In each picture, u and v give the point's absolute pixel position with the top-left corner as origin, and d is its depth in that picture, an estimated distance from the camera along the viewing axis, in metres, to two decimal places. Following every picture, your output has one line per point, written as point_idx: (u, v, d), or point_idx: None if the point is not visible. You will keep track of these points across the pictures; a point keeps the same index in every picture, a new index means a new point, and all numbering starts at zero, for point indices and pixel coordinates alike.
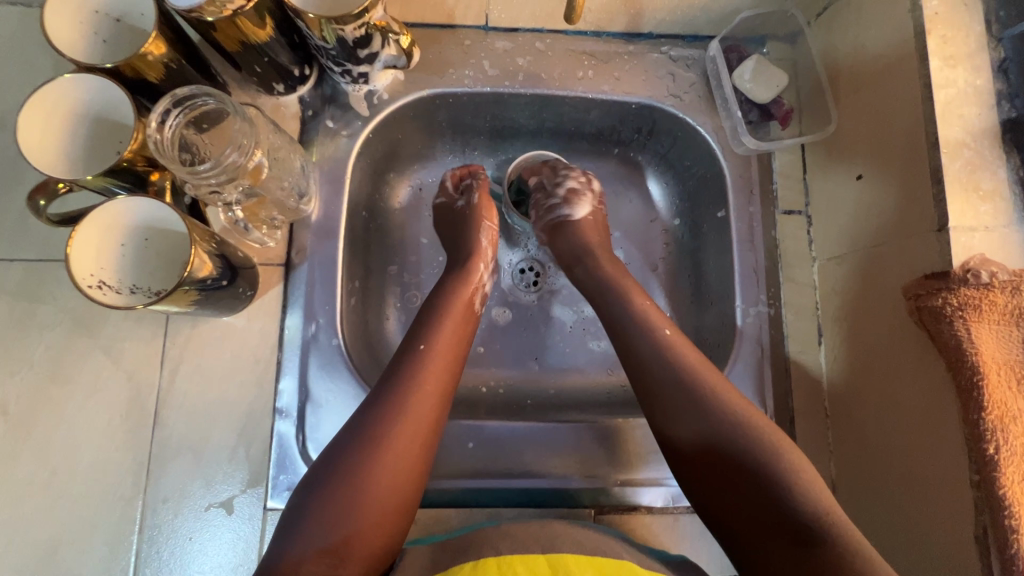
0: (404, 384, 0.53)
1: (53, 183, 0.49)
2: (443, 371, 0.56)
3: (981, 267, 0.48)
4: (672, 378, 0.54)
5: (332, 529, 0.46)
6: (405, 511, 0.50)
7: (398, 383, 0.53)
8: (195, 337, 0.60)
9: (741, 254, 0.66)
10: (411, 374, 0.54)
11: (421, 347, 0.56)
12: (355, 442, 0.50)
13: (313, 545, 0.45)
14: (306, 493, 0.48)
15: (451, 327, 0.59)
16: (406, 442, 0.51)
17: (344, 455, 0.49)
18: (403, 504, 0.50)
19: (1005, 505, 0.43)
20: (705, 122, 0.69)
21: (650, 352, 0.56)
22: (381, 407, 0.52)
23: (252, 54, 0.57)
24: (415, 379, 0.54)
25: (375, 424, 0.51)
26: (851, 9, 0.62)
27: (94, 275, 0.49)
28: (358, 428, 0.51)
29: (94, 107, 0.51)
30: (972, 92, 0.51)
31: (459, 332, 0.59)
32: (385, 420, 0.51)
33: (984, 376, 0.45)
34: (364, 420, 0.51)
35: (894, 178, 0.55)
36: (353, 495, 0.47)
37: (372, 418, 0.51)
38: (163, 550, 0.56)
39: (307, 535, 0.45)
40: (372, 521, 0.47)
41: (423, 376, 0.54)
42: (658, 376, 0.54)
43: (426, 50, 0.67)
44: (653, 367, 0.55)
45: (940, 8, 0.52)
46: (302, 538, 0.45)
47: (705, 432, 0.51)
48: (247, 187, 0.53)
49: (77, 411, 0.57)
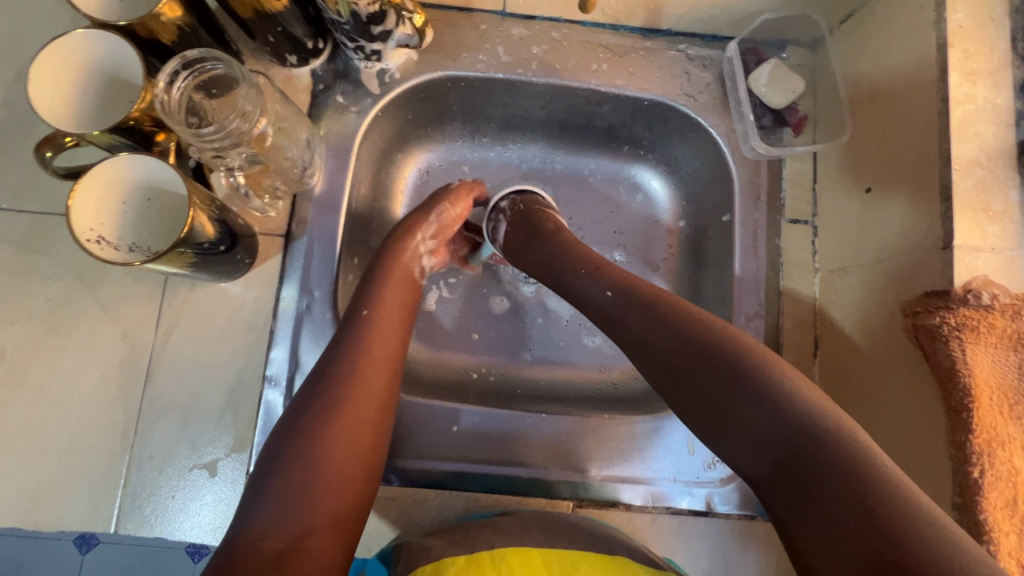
0: (347, 356, 0.53)
1: (61, 136, 0.49)
2: (385, 340, 0.56)
3: (983, 289, 0.47)
4: (668, 330, 0.50)
5: (291, 510, 0.45)
6: (365, 482, 0.50)
7: (337, 355, 0.53)
8: (192, 300, 0.61)
9: (742, 259, 0.66)
10: (349, 344, 0.54)
11: (362, 314, 0.57)
12: (312, 409, 0.50)
13: (274, 526, 0.44)
14: (260, 475, 0.47)
15: (393, 298, 0.60)
16: (358, 416, 0.51)
17: (303, 421, 0.49)
18: (361, 480, 0.50)
19: (985, 530, 0.43)
20: (717, 124, 0.68)
21: (633, 316, 0.53)
22: (326, 381, 0.51)
23: (267, 23, 0.57)
24: (357, 348, 0.54)
25: (322, 400, 0.50)
26: (875, 18, 0.60)
27: (95, 229, 0.50)
28: (306, 405, 0.50)
29: (107, 65, 0.51)
30: (991, 110, 0.50)
31: (400, 305, 0.60)
32: (340, 384, 0.51)
33: (975, 399, 0.44)
34: (319, 386, 0.51)
35: (903, 192, 0.54)
36: (310, 475, 0.47)
37: (321, 395, 0.50)
38: (145, 506, 0.57)
39: (270, 505, 0.45)
40: (332, 500, 0.47)
41: (365, 344, 0.54)
42: (651, 333, 0.51)
43: (441, 31, 0.67)
44: (641, 326, 0.52)
45: (966, 22, 0.51)
46: (265, 507, 0.45)
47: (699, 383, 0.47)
48: (251, 154, 0.54)
49: (72, 363, 0.59)
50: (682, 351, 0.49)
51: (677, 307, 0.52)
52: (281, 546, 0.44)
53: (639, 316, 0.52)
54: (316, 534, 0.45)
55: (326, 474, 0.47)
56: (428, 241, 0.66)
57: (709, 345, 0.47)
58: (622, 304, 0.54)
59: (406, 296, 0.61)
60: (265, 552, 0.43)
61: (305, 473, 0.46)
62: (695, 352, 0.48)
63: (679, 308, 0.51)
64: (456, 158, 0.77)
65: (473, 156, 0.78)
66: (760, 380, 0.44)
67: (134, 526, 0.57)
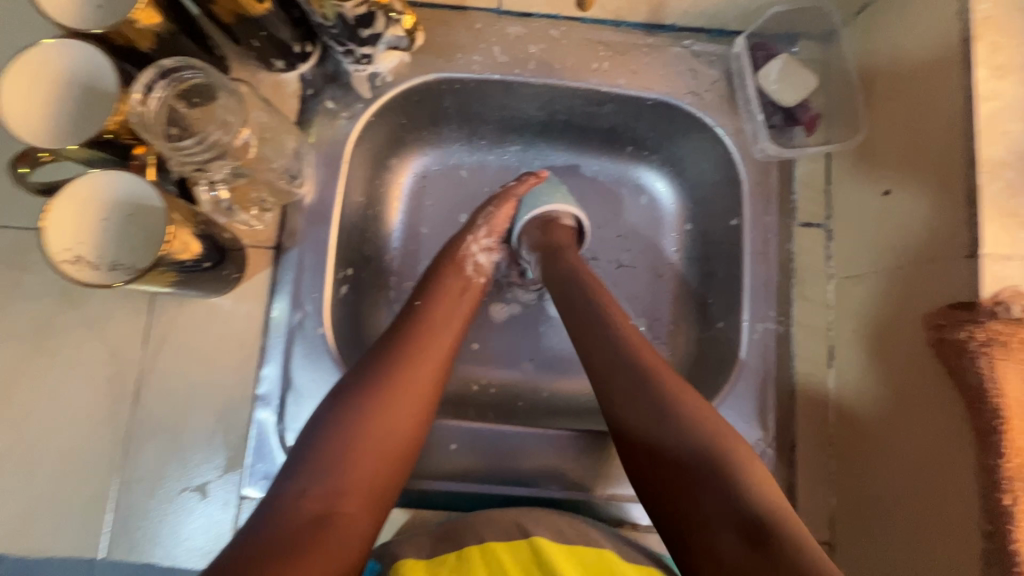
0: (408, 339, 0.55)
1: (36, 152, 0.48)
2: (443, 328, 0.57)
3: (1014, 300, 0.43)
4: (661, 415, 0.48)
5: (332, 474, 0.47)
6: (403, 464, 0.51)
7: (399, 337, 0.55)
8: (180, 316, 0.59)
9: (752, 265, 0.63)
10: (411, 330, 0.56)
11: (416, 304, 0.58)
12: (358, 388, 0.51)
13: (313, 488, 0.46)
14: (301, 447, 0.48)
15: (452, 286, 0.60)
16: (412, 394, 0.52)
17: (350, 398, 0.50)
18: (402, 456, 0.50)
19: (1017, 561, 0.40)
20: (724, 124, 0.64)
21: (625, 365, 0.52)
22: (383, 359, 0.53)
23: (250, 28, 0.54)
24: (418, 333, 0.55)
25: (377, 375, 0.52)
26: (893, 10, 0.57)
27: (70, 249, 0.48)
28: (359, 379, 0.52)
29: (81, 74, 0.49)
30: (1022, 107, 0.46)
31: (457, 291, 0.60)
32: (391, 370, 0.52)
33: (1005, 420, 0.41)
34: (369, 369, 0.52)
35: (925, 196, 0.51)
36: (354, 441, 0.48)
37: (377, 370, 0.52)
38: (135, 530, 0.55)
39: (308, 473, 0.47)
40: (370, 470, 0.48)
41: (423, 330, 0.56)
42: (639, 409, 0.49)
43: (434, 32, 0.64)
44: (623, 397, 0.50)
45: (991, 13, 0.48)
46: (302, 475, 0.46)
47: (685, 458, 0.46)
48: (235, 167, 0.52)
49: (57, 382, 0.57)
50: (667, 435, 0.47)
51: (671, 385, 0.50)
52: (318, 507, 0.45)
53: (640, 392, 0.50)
54: (351, 502, 0.46)
55: (372, 442, 0.49)
56: (482, 241, 0.65)
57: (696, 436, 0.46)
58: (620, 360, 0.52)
59: (464, 283, 0.61)
60: (305, 510, 0.45)
61: (345, 441, 0.48)
62: (682, 439, 0.47)
63: (681, 396, 0.49)
64: (453, 162, 0.75)
65: (471, 160, 0.75)
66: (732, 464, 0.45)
67: (124, 550, 0.55)
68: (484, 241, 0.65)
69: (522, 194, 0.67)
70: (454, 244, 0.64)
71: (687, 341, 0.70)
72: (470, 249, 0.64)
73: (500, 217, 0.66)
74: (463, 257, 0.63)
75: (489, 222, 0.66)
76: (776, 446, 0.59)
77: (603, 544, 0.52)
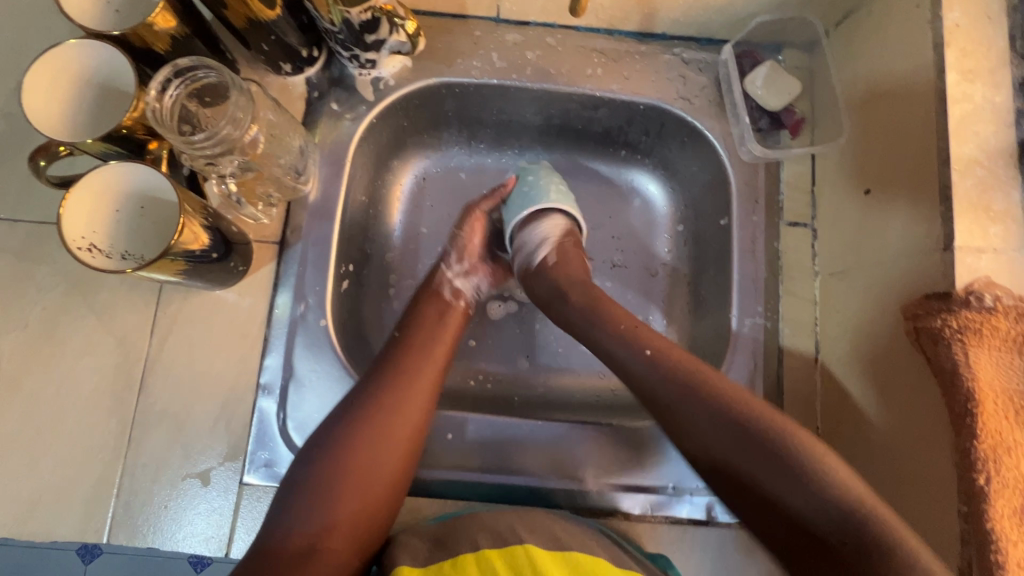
0: (387, 370, 0.56)
1: (55, 146, 0.50)
2: (422, 356, 0.58)
3: (985, 290, 0.46)
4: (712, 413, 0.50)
5: (318, 508, 0.49)
6: (391, 496, 0.52)
7: (378, 367, 0.56)
8: (186, 307, 0.61)
9: (741, 263, 0.65)
10: (390, 359, 0.57)
11: (397, 334, 0.60)
12: (340, 422, 0.52)
13: (299, 522, 0.48)
14: (289, 479, 0.50)
15: (432, 314, 0.62)
16: (392, 426, 0.53)
17: (332, 433, 0.52)
18: (387, 487, 0.52)
19: (992, 539, 0.41)
20: (713, 127, 0.67)
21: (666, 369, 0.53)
22: (362, 391, 0.54)
23: (260, 32, 0.57)
24: (399, 362, 0.57)
25: (359, 408, 0.53)
26: (873, 19, 0.60)
27: (85, 237, 0.51)
28: (342, 412, 0.53)
29: (101, 75, 0.52)
30: (990, 109, 0.49)
31: (437, 318, 0.62)
32: (371, 403, 0.53)
33: (979, 403, 0.43)
34: (349, 403, 0.54)
35: (903, 193, 0.53)
36: (337, 476, 0.50)
37: (357, 403, 0.54)
38: (138, 516, 0.56)
39: (294, 511, 0.48)
40: (355, 502, 0.50)
41: (402, 361, 0.57)
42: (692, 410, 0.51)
43: (435, 38, 0.67)
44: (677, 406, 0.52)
45: (962, 21, 0.50)
46: (290, 513, 0.48)
47: (746, 453, 0.48)
48: (243, 161, 0.54)
49: (66, 371, 0.59)
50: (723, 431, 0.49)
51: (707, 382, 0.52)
52: (304, 542, 0.47)
53: (680, 405, 0.51)
54: (337, 537, 0.48)
55: (354, 476, 0.50)
56: (456, 267, 0.67)
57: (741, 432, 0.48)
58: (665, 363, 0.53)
59: (444, 309, 0.63)
60: (293, 545, 0.47)
61: (328, 475, 0.50)
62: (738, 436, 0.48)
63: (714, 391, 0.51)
64: (452, 164, 0.77)
65: (470, 163, 0.78)
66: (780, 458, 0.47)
67: (126, 535, 0.56)
68: (458, 266, 0.67)
69: (488, 209, 0.70)
70: (432, 273, 0.67)
71: (679, 338, 0.72)
72: (444, 276, 0.66)
73: (466, 238, 0.68)
74: (438, 286, 0.65)
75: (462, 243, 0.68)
76: None
77: (598, 551, 0.52)
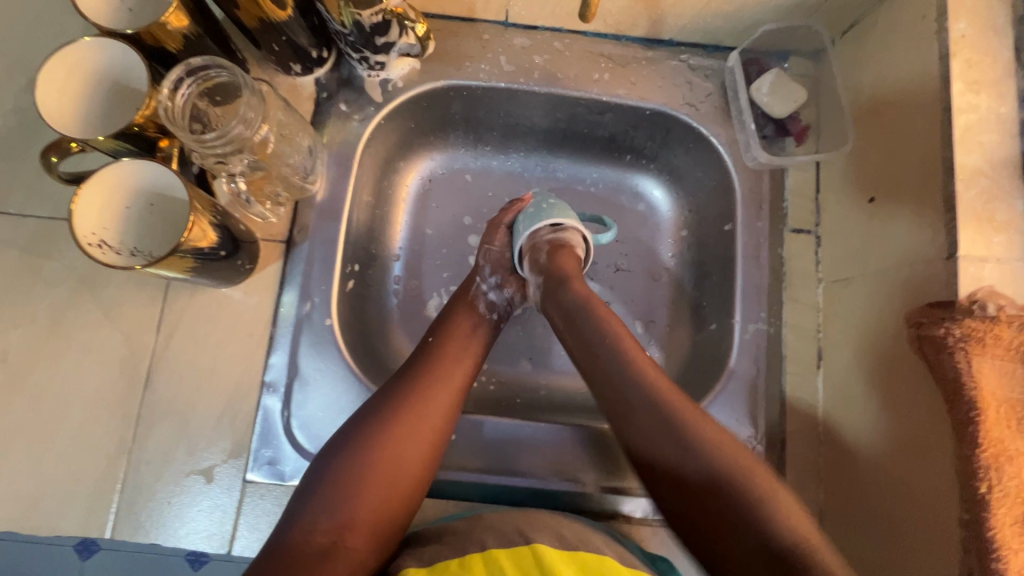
0: (419, 376, 0.56)
1: (67, 142, 0.50)
2: (454, 364, 0.58)
3: (989, 299, 0.46)
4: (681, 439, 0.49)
5: (342, 506, 0.48)
6: (411, 500, 0.52)
7: (410, 373, 0.57)
8: (192, 304, 0.61)
9: (744, 268, 0.65)
10: (423, 365, 0.58)
11: (430, 340, 0.61)
12: (369, 423, 0.53)
13: (324, 519, 0.48)
14: (315, 475, 0.50)
15: (464, 323, 0.62)
16: (420, 430, 0.53)
17: (360, 432, 0.52)
18: (407, 492, 0.51)
19: (993, 547, 0.41)
20: (719, 133, 0.68)
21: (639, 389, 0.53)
22: (395, 394, 0.55)
23: (271, 32, 0.57)
24: (431, 368, 0.57)
25: (390, 410, 0.53)
26: (878, 28, 0.60)
27: (95, 233, 0.51)
28: (371, 413, 0.53)
29: (113, 72, 0.53)
30: (995, 119, 0.49)
31: (468, 329, 0.62)
32: (401, 406, 0.54)
33: (981, 412, 0.43)
34: (380, 404, 0.54)
35: (907, 201, 0.54)
36: (364, 473, 0.50)
37: (389, 405, 0.54)
38: (141, 511, 0.57)
39: (319, 508, 0.48)
40: (378, 502, 0.50)
41: (435, 367, 0.57)
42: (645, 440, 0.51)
43: (444, 41, 0.68)
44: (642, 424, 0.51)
45: (967, 32, 0.51)
46: (313, 510, 0.48)
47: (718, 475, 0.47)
48: (253, 160, 0.55)
49: (73, 366, 0.59)
50: (685, 452, 0.49)
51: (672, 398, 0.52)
52: (326, 539, 0.47)
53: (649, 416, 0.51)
54: (358, 536, 0.48)
55: (379, 477, 0.50)
56: (489, 279, 0.67)
57: (717, 460, 0.48)
58: (633, 389, 0.53)
59: (475, 320, 0.63)
60: (314, 542, 0.47)
61: (353, 472, 0.50)
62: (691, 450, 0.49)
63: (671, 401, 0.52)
64: (458, 166, 0.78)
65: (476, 165, 0.78)
66: (748, 490, 0.47)
67: (129, 531, 0.56)
68: (492, 278, 0.67)
69: (510, 222, 0.69)
70: (466, 283, 0.67)
71: (682, 343, 0.72)
72: (478, 288, 0.66)
73: (497, 249, 0.67)
74: (474, 297, 0.65)
75: (490, 254, 0.67)
76: (765, 443, 0.61)
77: (603, 551, 0.52)
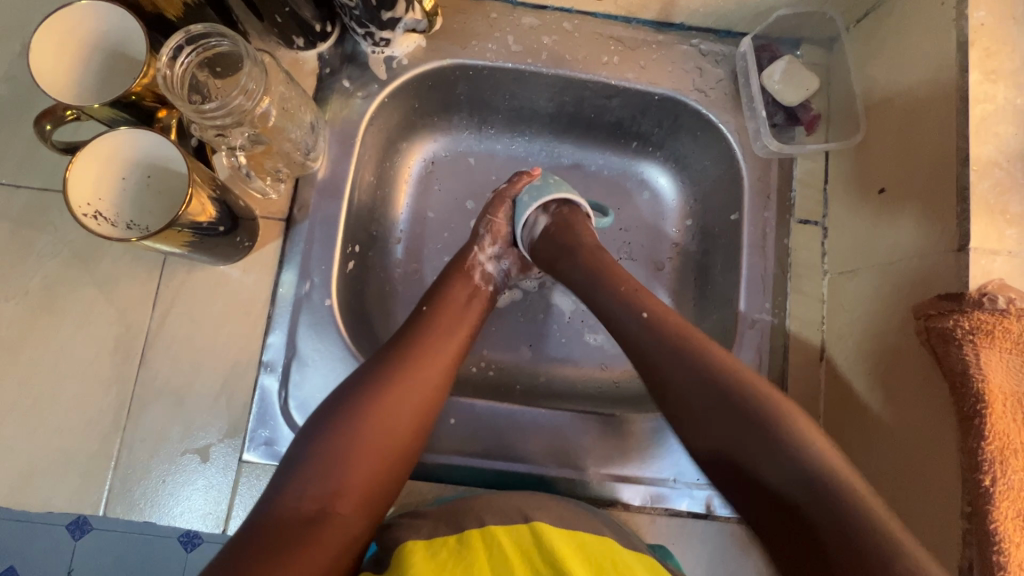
0: (411, 345, 0.56)
1: (61, 109, 0.48)
2: (447, 335, 0.58)
3: (999, 292, 0.45)
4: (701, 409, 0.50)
5: (330, 475, 0.48)
6: (400, 470, 0.51)
7: (402, 342, 0.56)
8: (189, 281, 0.60)
9: (750, 258, 0.65)
10: (415, 334, 0.57)
11: (423, 309, 0.60)
12: (360, 393, 0.52)
13: (312, 487, 0.47)
14: (304, 443, 0.49)
15: (460, 293, 0.62)
16: (411, 399, 0.53)
17: (351, 401, 0.51)
18: (395, 462, 0.51)
19: (995, 540, 0.41)
20: (728, 120, 0.67)
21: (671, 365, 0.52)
22: (386, 363, 0.54)
23: (275, 3, 0.55)
24: (423, 339, 0.57)
25: (382, 379, 0.53)
26: (894, 17, 0.59)
27: (91, 204, 0.50)
28: (362, 382, 0.53)
29: (111, 39, 0.51)
30: (1011, 111, 0.48)
31: (464, 299, 0.61)
32: (393, 375, 0.53)
33: (988, 404, 0.43)
34: (370, 373, 0.53)
35: (919, 192, 0.53)
36: (353, 441, 0.49)
37: (379, 374, 0.53)
38: (135, 489, 0.56)
39: (307, 476, 0.47)
40: (367, 473, 0.49)
41: (427, 337, 0.57)
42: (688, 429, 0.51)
43: (451, 19, 0.66)
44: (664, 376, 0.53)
45: (987, 20, 0.50)
46: (301, 478, 0.47)
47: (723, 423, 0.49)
48: (253, 134, 0.54)
49: (66, 341, 0.58)
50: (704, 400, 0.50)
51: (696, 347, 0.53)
52: (315, 506, 0.46)
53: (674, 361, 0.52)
54: (347, 505, 0.47)
55: (369, 445, 0.50)
56: (488, 250, 0.66)
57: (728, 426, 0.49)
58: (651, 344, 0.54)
59: (471, 291, 0.62)
60: (302, 509, 0.46)
61: (341, 442, 0.49)
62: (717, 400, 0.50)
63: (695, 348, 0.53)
64: (461, 149, 0.76)
65: (479, 148, 0.77)
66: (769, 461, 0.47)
67: (123, 509, 0.55)
68: (491, 250, 0.66)
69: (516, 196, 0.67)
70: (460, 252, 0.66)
71: None
72: (477, 259, 0.65)
73: (500, 222, 0.67)
74: (471, 267, 0.64)
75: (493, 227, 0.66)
76: None
77: (603, 532, 0.52)
